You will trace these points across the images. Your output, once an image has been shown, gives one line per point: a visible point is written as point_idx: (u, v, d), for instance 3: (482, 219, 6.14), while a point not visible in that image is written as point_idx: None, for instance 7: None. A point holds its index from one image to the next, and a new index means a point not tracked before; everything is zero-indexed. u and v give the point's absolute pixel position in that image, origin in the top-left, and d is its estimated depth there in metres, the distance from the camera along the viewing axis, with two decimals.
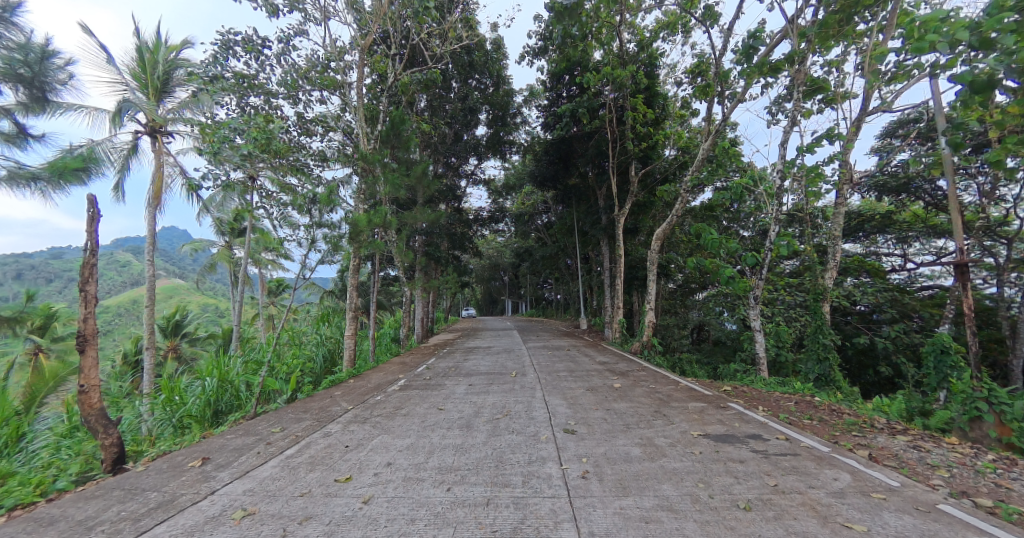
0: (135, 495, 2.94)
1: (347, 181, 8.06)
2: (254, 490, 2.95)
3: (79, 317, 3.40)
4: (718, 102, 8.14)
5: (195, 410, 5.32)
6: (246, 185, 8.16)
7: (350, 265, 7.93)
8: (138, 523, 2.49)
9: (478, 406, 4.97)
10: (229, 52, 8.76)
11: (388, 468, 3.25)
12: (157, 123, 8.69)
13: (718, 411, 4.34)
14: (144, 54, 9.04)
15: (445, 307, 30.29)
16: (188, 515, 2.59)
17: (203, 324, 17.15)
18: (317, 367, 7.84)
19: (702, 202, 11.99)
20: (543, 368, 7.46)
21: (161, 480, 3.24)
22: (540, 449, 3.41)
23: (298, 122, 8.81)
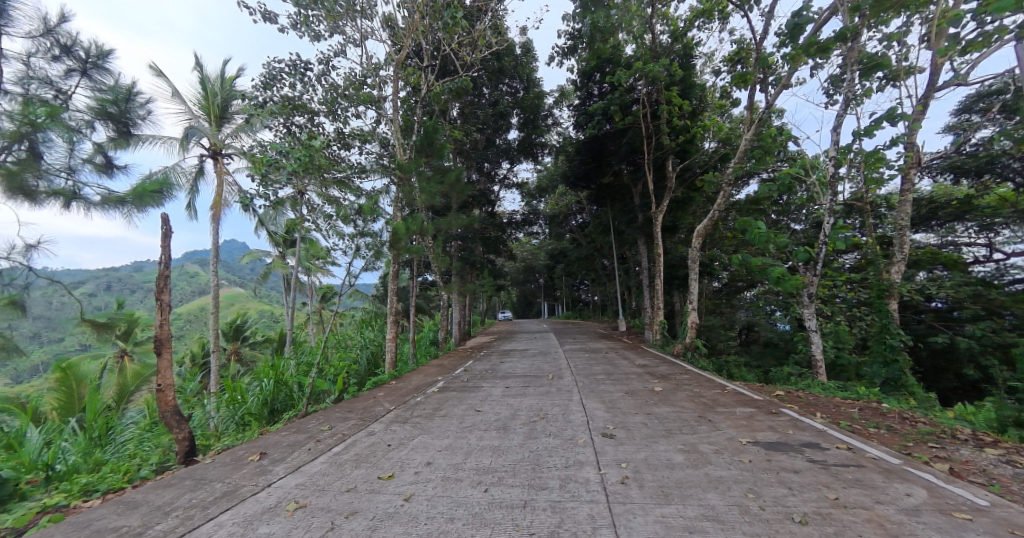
0: (202, 486, 3.12)
1: (386, 191, 8.30)
2: (305, 484, 3.07)
3: (157, 323, 3.68)
4: (761, 89, 7.81)
5: (254, 408, 5.66)
6: (294, 199, 8.59)
7: (390, 271, 8.12)
8: (206, 511, 2.64)
9: (514, 408, 4.96)
10: (276, 77, 9.28)
11: (428, 467, 3.29)
12: (218, 146, 9.37)
13: (769, 417, 4.11)
14: (209, 84, 9.81)
15: (482, 311, 30.75)
16: (247, 506, 2.71)
17: (259, 328, 18.29)
18: (361, 369, 8.08)
19: (748, 196, 11.48)
20: (580, 370, 7.37)
21: (224, 472, 3.43)
22: (578, 453, 3.35)
23: (338, 137, 9.17)
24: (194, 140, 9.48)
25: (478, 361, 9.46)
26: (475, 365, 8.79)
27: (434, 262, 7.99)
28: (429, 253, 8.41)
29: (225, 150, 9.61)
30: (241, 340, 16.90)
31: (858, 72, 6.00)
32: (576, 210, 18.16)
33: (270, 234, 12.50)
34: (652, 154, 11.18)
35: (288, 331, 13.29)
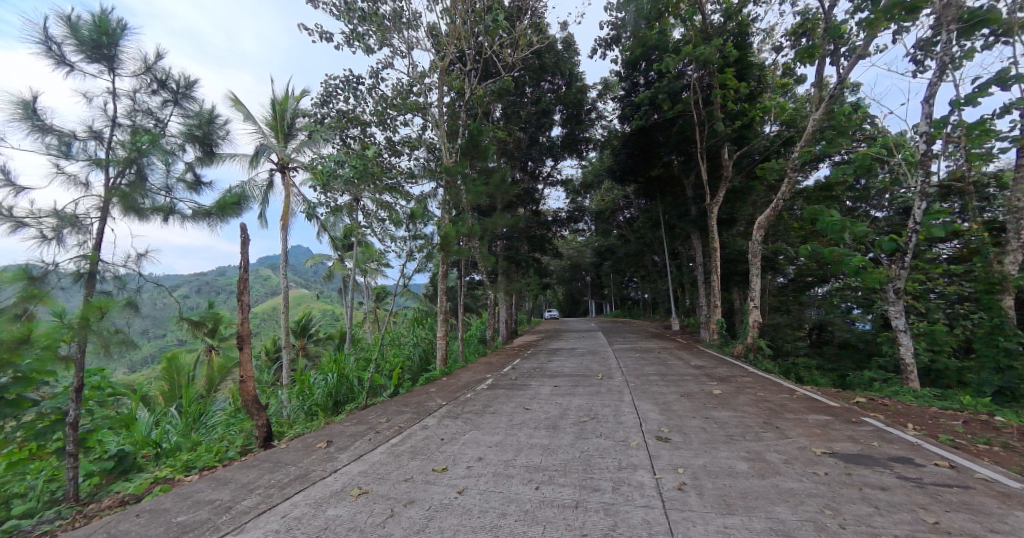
0: (279, 468, 3.39)
1: (434, 194, 8.49)
2: (367, 472, 3.20)
3: (238, 320, 4.04)
4: (831, 62, 7.20)
5: (320, 399, 6.08)
6: (351, 206, 9.02)
7: (438, 272, 8.29)
8: (284, 490, 2.88)
9: (564, 407, 4.90)
10: (331, 93, 9.79)
11: (479, 462, 3.32)
12: (285, 160, 10.13)
13: (848, 427, 3.76)
14: (277, 106, 10.70)
15: (529, 310, 30.87)
16: (318, 487, 2.92)
17: (322, 327, 19.49)
18: (414, 365, 8.33)
19: (817, 182, 10.64)
20: (631, 370, 7.16)
21: (297, 457, 3.66)
22: (630, 456, 3.24)
23: (389, 146, 9.51)
24: (264, 156, 10.32)
25: (526, 359, 9.43)
26: (523, 363, 8.78)
27: (481, 262, 8.06)
28: (476, 254, 8.51)
29: (292, 163, 10.36)
30: (307, 337, 18.09)
31: (956, 32, 5.40)
32: (624, 205, 17.68)
33: (331, 239, 13.24)
34: (706, 142, 10.56)
35: (347, 329, 14.03)
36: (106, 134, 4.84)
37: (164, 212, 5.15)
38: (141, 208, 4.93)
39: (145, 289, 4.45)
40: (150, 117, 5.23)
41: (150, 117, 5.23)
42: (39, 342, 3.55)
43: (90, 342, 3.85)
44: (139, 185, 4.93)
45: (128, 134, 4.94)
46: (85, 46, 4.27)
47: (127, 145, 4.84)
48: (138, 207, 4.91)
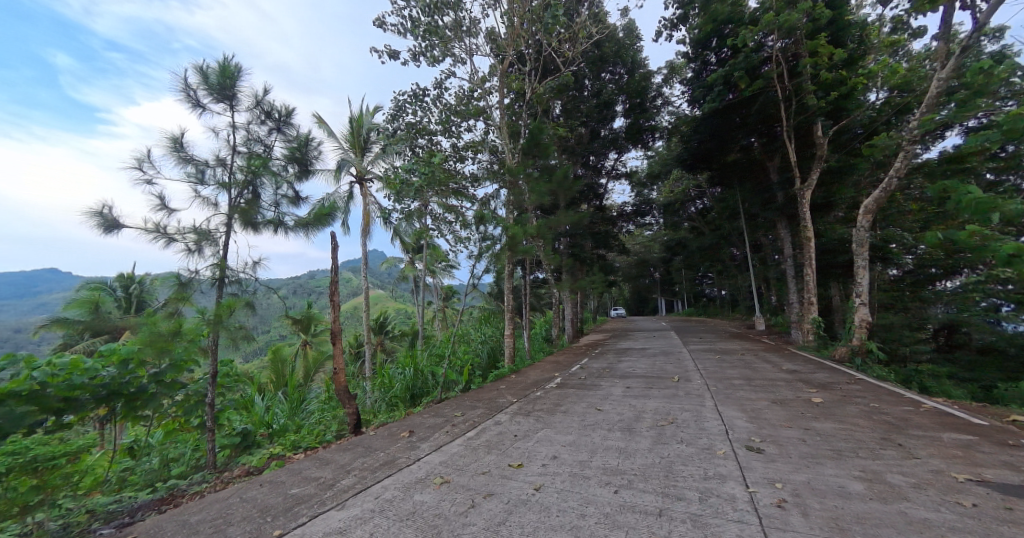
0: (370, 452, 3.95)
1: (497, 194, 8.59)
2: (447, 462, 3.48)
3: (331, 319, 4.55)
4: (960, 9, 6.20)
5: (400, 392, 6.78)
6: (421, 211, 9.41)
7: (504, 272, 8.39)
8: (375, 474, 3.38)
9: (638, 410, 4.71)
10: (400, 106, 10.35)
11: (554, 460, 3.30)
12: (362, 172, 10.93)
13: (999, 450, 3.17)
14: (353, 123, 11.60)
15: (595, 307, 30.34)
16: (404, 473, 3.34)
17: (397, 324, 20.72)
18: (483, 361, 8.49)
19: (942, 153, 9.22)
20: (711, 373, 6.70)
21: (384, 444, 4.17)
22: (718, 465, 3.01)
23: (454, 151, 9.82)
24: (347, 172, 11.26)
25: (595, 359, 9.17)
26: (592, 363, 8.60)
27: (547, 261, 8.01)
28: (540, 252, 8.46)
29: (368, 175, 11.16)
30: (384, 335, 19.34)
31: None
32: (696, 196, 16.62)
33: (403, 242, 13.99)
34: (794, 119, 9.59)
35: (420, 327, 14.75)
36: (228, 160, 5.50)
37: (275, 225, 5.75)
38: (256, 222, 5.57)
39: (258, 291, 5.23)
40: (260, 143, 5.85)
41: (260, 143, 5.86)
42: (187, 336, 4.36)
43: (221, 336, 4.71)
44: (255, 203, 5.57)
45: (244, 160, 5.59)
46: (214, 90, 5.08)
47: (244, 169, 5.49)
48: (254, 221, 5.56)
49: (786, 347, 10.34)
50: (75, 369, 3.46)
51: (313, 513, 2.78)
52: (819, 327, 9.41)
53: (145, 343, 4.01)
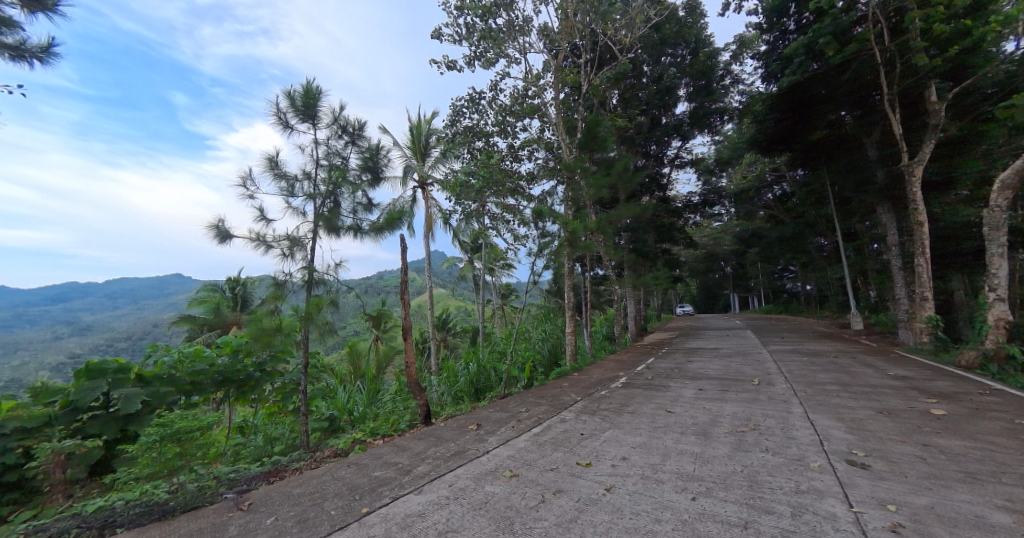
0: (442, 444, 4.81)
1: (553, 191, 8.49)
2: (512, 456, 4.17)
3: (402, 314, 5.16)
4: None
5: (464, 386, 7.38)
6: (478, 211, 9.55)
7: (564, 269, 8.28)
8: (447, 462, 4.13)
9: (715, 413, 4.40)
10: (457, 110, 10.59)
11: (625, 462, 3.34)
12: (423, 177, 11.37)
13: None
14: (413, 130, 12.12)
15: (660, 304, 29.12)
16: (473, 465, 3.93)
17: (459, 322, 21.38)
18: (544, 359, 8.44)
19: None
20: (799, 377, 6.10)
21: (452, 436, 5.11)
22: (813, 479, 2.71)
23: (510, 151, 9.85)
24: (411, 177, 11.76)
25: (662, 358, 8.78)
26: (659, 363, 8.25)
27: (608, 256, 7.75)
28: (601, 248, 8.24)
29: (429, 179, 11.58)
30: (447, 331, 20.04)
31: None
32: (773, 179, 15.19)
33: (463, 243, 14.35)
34: (901, 84, 8.44)
35: (480, 324, 15.08)
36: (312, 174, 5.97)
37: (355, 230, 6.18)
38: (339, 227, 6.04)
39: (341, 291, 5.93)
40: (340, 156, 6.27)
41: (340, 156, 6.27)
42: (284, 331, 5.21)
43: (311, 330, 5.43)
44: (336, 210, 6.03)
45: (326, 171, 6.06)
46: (299, 112, 5.69)
47: (327, 181, 5.97)
48: (337, 227, 6.02)
49: (893, 349, 9.10)
50: (197, 357, 4.86)
51: (393, 495, 3.38)
52: (938, 327, 8.20)
53: (253, 337, 5.07)
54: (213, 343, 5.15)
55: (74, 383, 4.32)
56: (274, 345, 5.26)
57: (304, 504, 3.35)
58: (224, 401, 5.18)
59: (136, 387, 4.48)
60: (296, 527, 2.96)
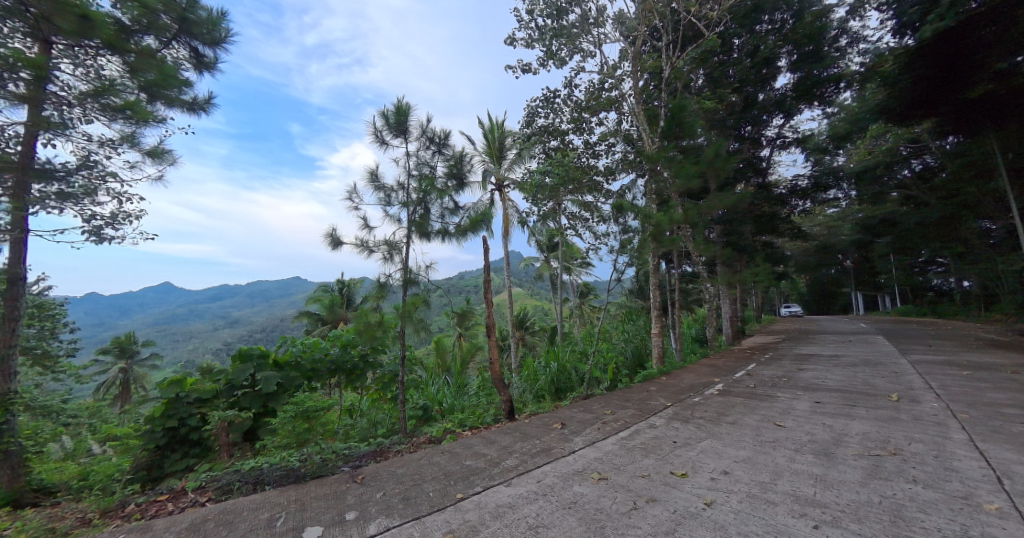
0: (528, 439, 4.96)
1: (635, 185, 8.07)
2: (602, 458, 4.14)
3: (482, 318, 5.63)
4: None
5: (544, 385, 7.49)
6: (555, 211, 9.42)
7: (650, 266, 7.80)
8: (535, 459, 4.27)
9: (838, 432, 3.77)
10: (531, 112, 10.54)
11: (727, 477, 3.28)
12: (501, 179, 11.59)
13: None
14: (489, 134, 12.42)
15: (759, 303, 26.47)
16: (560, 463, 4.11)
17: (538, 320, 21.55)
18: (629, 360, 8.07)
19: None
20: (952, 394, 5.04)
21: (538, 432, 5.22)
22: (985, 521, 2.19)
23: (587, 148, 9.49)
24: (489, 181, 12.02)
25: (765, 364, 7.91)
26: (762, 369, 7.44)
27: (700, 251, 7.15)
28: (688, 243, 7.58)
29: (506, 181, 11.78)
30: (525, 329, 20.35)
31: None
32: (910, 154, 13.24)
33: (540, 242, 14.37)
34: None
35: (559, 323, 14.98)
36: (405, 184, 6.33)
37: (444, 234, 6.44)
38: (430, 232, 6.36)
39: (433, 290, 6.39)
40: (428, 165, 6.55)
41: (429, 165, 6.55)
42: (385, 328, 5.90)
43: (407, 327, 5.97)
44: (425, 216, 6.35)
45: (417, 180, 6.38)
46: (393, 127, 6.08)
47: (417, 189, 6.28)
48: (428, 231, 6.35)
49: None
50: (315, 348, 5.88)
51: (485, 484, 3.71)
52: None
53: (359, 330, 5.74)
54: (329, 336, 6.24)
55: (233, 364, 5.37)
56: (375, 338, 5.90)
57: (406, 482, 3.84)
58: (339, 384, 6.26)
59: (273, 370, 5.48)
60: (401, 504, 3.46)
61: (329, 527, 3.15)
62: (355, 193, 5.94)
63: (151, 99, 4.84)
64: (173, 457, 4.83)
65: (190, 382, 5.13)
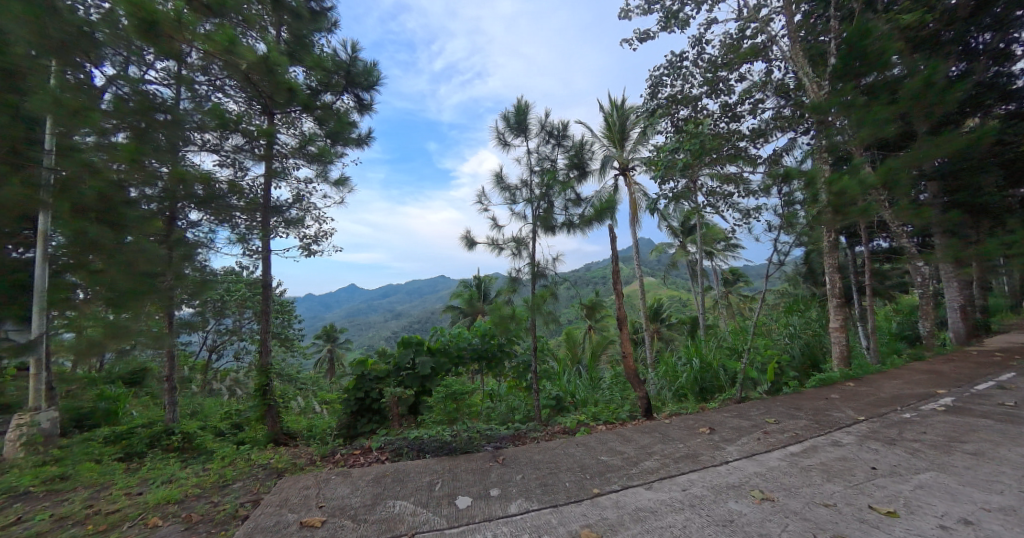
0: (670, 442, 4.34)
1: (795, 144, 6.56)
2: (764, 474, 3.34)
3: (615, 307, 5.28)
4: None
5: (686, 383, 6.71)
6: (689, 188, 8.29)
7: (826, 243, 6.37)
8: (678, 464, 3.67)
9: None
10: (656, 83, 9.47)
11: (972, 528, 2.27)
12: (625, 162, 10.81)
13: None
14: (609, 117, 11.69)
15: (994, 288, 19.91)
16: (711, 473, 3.42)
17: (675, 312, 19.94)
18: (798, 357, 6.64)
19: None
20: None
21: (683, 435, 4.54)
22: None
23: (724, 111, 8.01)
24: (611, 166, 11.36)
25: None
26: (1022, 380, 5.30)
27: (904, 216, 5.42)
28: (883, 211, 5.81)
29: (630, 164, 10.95)
30: (661, 322, 19.00)
31: None
32: None
33: (673, 226, 13.10)
34: None
35: (701, 315, 13.47)
36: (528, 180, 6.18)
37: (568, 226, 6.14)
38: (554, 225, 6.09)
39: (562, 282, 6.12)
40: (549, 160, 6.29)
41: (550, 160, 6.29)
42: (518, 320, 5.83)
43: (538, 320, 5.86)
44: (548, 210, 6.09)
45: (540, 175, 6.16)
46: (512, 126, 5.96)
47: (540, 184, 6.09)
48: (552, 224, 6.08)
49: None
50: (459, 336, 6.23)
51: (623, 484, 3.28)
52: None
53: (497, 322, 5.84)
54: (472, 326, 6.51)
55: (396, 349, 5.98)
56: (510, 330, 5.93)
57: (544, 469, 3.64)
58: (481, 371, 6.53)
59: (428, 354, 5.97)
60: (538, 489, 3.25)
61: (477, 499, 3.12)
62: (482, 196, 6.04)
63: (333, 142, 6.31)
64: (363, 422, 5.66)
65: (369, 362, 5.90)
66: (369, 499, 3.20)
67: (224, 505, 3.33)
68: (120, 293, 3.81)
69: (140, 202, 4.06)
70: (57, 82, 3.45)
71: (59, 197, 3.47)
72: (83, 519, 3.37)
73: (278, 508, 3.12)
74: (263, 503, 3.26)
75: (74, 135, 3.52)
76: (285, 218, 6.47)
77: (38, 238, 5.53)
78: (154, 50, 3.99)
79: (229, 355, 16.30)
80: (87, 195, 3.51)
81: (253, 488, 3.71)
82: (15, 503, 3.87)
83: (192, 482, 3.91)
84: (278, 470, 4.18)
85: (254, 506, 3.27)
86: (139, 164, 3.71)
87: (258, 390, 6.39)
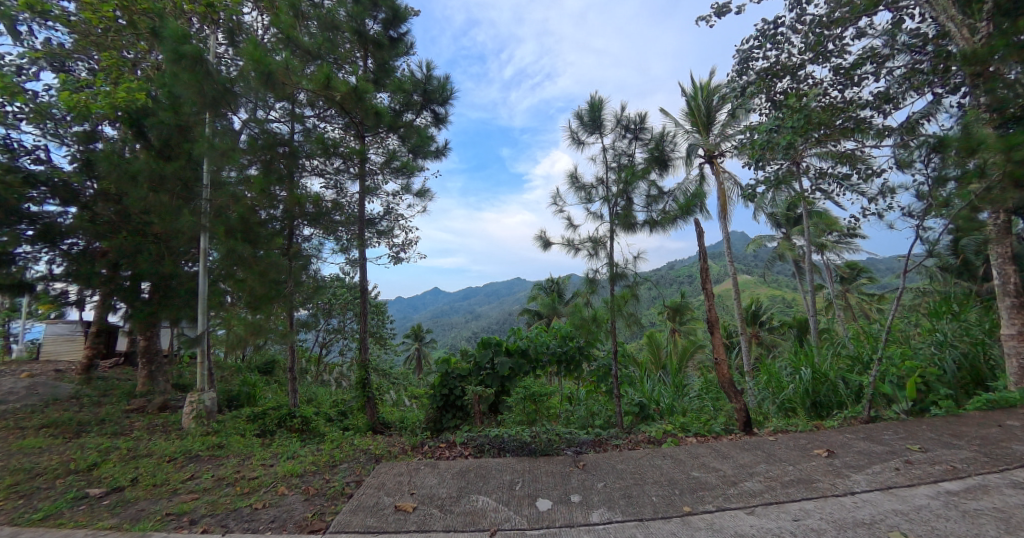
0: (778, 462, 3.62)
1: (940, 109, 5.29)
2: (906, 512, 2.57)
3: (708, 308, 4.67)
4: None
5: (795, 394, 5.75)
6: (791, 171, 7.16)
7: (994, 228, 5.09)
8: (788, 489, 2.98)
9: None
10: (747, 55, 8.35)
11: None
12: (712, 149, 9.81)
13: None
14: (693, 101, 10.69)
15: None
16: (831, 504, 2.71)
17: (777, 314, 17.89)
18: (950, 369, 5.32)
19: None
20: None
21: (793, 457, 3.77)
22: None
23: (836, 79, 6.77)
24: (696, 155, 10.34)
25: None
26: None
27: None
28: None
29: (718, 150, 9.91)
30: (760, 324, 17.17)
31: None
32: None
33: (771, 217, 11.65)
34: None
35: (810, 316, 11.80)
36: (604, 178, 5.71)
37: (650, 224, 5.55)
38: (635, 224, 5.53)
39: (645, 282, 5.54)
40: (626, 156, 5.75)
41: (627, 156, 5.75)
42: (597, 322, 5.40)
43: (618, 322, 5.38)
44: (628, 208, 5.55)
45: (618, 173, 5.65)
46: (586, 124, 5.54)
47: (618, 181, 5.57)
48: (633, 223, 5.52)
49: None
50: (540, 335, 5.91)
51: (718, 505, 2.72)
52: None
53: (576, 324, 5.46)
54: (550, 328, 6.17)
55: (476, 350, 5.78)
56: (591, 332, 5.48)
57: (628, 479, 3.19)
58: (559, 373, 6.14)
59: (508, 355, 5.73)
60: (622, 500, 2.81)
61: (557, 503, 2.78)
62: (555, 197, 5.66)
63: (416, 156, 5.97)
64: (447, 418, 5.59)
65: (453, 360, 5.79)
66: (454, 491, 3.00)
67: (334, 482, 3.34)
68: (257, 296, 5.36)
69: (267, 221, 5.60)
70: (212, 129, 5.46)
71: (219, 223, 5.35)
72: (234, 480, 3.59)
73: (377, 490, 3.05)
74: (364, 484, 3.21)
75: (225, 170, 5.43)
76: (378, 230, 6.42)
77: (201, 251, 6.28)
78: (274, 95, 5.06)
79: (336, 351, 17.93)
80: (232, 219, 5.28)
81: (357, 470, 3.71)
82: (189, 463, 4.33)
83: (310, 460, 4.04)
84: (376, 456, 4.18)
85: (358, 486, 3.22)
86: (265, 192, 5.27)
87: (360, 382, 6.51)
